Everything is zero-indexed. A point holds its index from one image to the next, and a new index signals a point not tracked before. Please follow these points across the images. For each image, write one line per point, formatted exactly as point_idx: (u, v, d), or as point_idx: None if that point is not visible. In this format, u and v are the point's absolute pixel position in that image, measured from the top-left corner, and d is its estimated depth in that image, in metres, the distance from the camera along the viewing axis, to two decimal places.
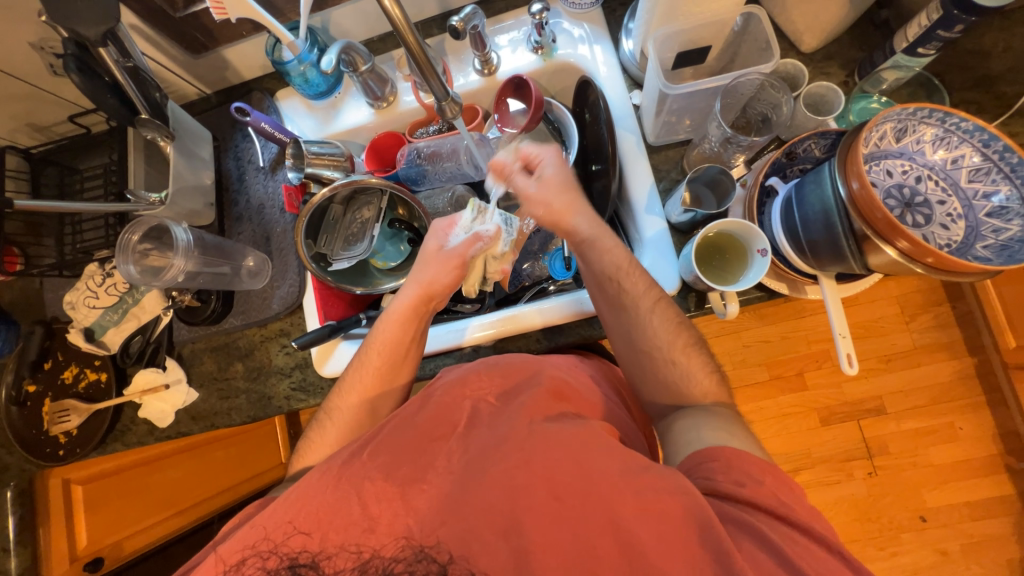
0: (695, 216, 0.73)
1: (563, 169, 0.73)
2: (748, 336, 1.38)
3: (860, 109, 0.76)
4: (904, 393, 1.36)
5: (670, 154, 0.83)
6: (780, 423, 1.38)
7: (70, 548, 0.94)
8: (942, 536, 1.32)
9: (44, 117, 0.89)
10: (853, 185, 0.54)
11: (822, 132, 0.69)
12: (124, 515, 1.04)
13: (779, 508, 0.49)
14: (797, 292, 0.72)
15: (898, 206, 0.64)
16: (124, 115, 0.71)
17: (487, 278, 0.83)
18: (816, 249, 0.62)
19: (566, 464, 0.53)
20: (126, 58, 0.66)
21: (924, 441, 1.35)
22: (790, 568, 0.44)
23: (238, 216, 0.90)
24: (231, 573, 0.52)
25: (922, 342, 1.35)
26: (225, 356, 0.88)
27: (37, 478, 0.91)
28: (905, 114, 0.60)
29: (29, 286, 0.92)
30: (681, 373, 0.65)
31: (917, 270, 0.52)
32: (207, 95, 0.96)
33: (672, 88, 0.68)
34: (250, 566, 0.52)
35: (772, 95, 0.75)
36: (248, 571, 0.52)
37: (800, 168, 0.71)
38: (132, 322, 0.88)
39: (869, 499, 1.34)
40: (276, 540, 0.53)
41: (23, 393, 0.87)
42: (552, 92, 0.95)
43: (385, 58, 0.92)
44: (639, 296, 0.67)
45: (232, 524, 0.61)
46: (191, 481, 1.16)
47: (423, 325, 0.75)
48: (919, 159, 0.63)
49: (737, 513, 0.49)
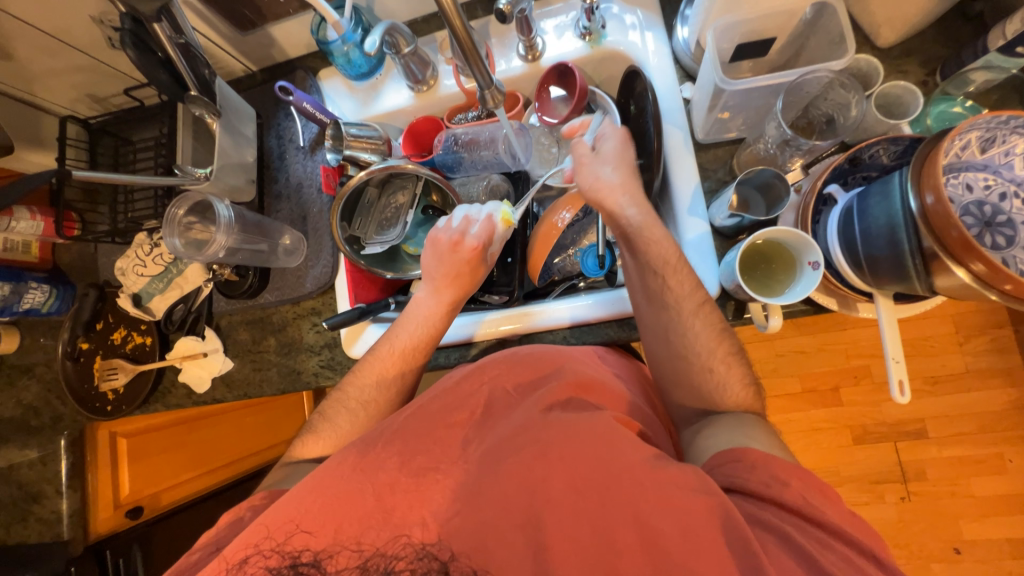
0: (741, 221, 0.70)
1: (624, 149, 0.72)
2: (783, 345, 1.32)
3: (939, 114, 0.69)
4: (949, 418, 1.27)
5: (719, 153, 0.78)
6: (810, 437, 1.32)
7: (114, 496, 1.01)
8: (976, 570, 1.25)
9: (103, 89, 0.93)
10: (927, 199, 0.49)
11: (893, 137, 0.63)
12: (164, 470, 1.12)
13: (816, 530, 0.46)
14: (848, 309, 0.67)
15: (976, 224, 0.57)
16: (175, 91, 0.72)
17: (542, 236, 0.87)
18: (875, 265, 0.57)
19: (588, 470, 0.51)
20: (179, 34, 0.67)
21: (967, 471, 1.26)
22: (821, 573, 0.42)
23: (278, 194, 0.92)
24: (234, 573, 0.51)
25: (977, 366, 1.26)
26: (260, 329, 0.91)
27: (87, 429, 0.97)
28: (995, 123, 0.53)
29: (85, 250, 0.98)
30: (720, 379, 0.63)
31: (990, 297, 0.47)
32: (253, 72, 0.97)
33: (729, 83, 0.63)
34: (251, 566, 0.51)
35: (840, 96, 0.69)
36: (249, 570, 0.51)
37: (864, 175, 0.65)
38: (175, 291, 0.91)
39: (899, 524, 1.28)
40: (278, 539, 0.52)
41: (77, 349, 0.93)
42: (598, 80, 0.91)
43: (427, 40, 0.91)
44: (683, 297, 0.65)
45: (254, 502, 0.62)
46: (224, 440, 1.24)
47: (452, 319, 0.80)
48: (1005, 172, 0.57)
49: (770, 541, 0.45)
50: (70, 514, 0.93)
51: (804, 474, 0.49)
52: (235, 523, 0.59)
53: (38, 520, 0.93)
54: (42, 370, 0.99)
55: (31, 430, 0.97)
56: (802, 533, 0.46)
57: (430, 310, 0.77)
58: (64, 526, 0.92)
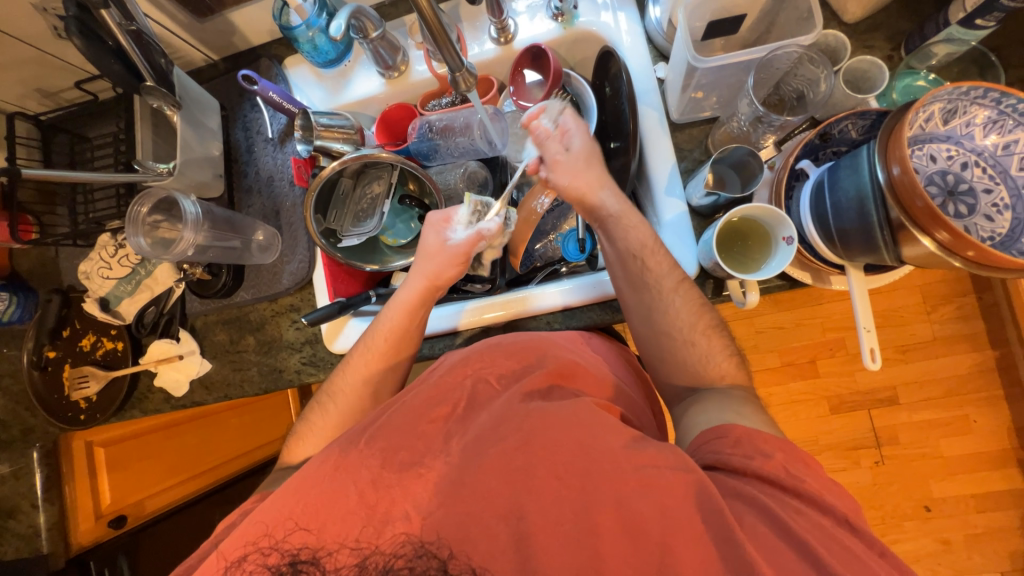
0: (718, 199, 0.70)
1: (591, 142, 0.72)
2: (762, 322, 1.36)
3: (904, 87, 0.71)
4: (917, 384, 1.33)
5: (694, 133, 0.79)
6: (790, 409, 1.36)
7: (95, 507, 0.98)
8: (947, 526, 1.32)
9: (52, 83, 0.87)
10: (894, 170, 0.50)
11: (862, 111, 0.64)
12: (146, 477, 1.09)
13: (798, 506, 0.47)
14: (821, 282, 0.69)
15: (939, 194, 0.60)
16: (129, 82, 0.68)
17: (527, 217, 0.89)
18: (846, 238, 0.59)
19: (574, 456, 0.52)
20: (129, 21, 0.64)
21: (936, 433, 1.33)
22: (801, 544, 0.43)
23: (248, 188, 0.89)
24: (233, 570, 0.51)
25: (943, 333, 1.31)
26: (237, 329, 0.89)
27: (61, 440, 0.94)
28: (957, 94, 0.55)
29: (45, 254, 0.93)
30: (699, 359, 0.64)
31: (955, 263, 0.49)
32: (215, 62, 0.93)
33: (701, 61, 0.63)
34: (251, 563, 0.51)
35: (810, 71, 0.70)
36: (249, 568, 0.51)
37: (834, 150, 0.66)
38: (146, 293, 0.88)
39: (875, 487, 1.34)
40: (277, 537, 0.52)
41: (44, 358, 0.89)
42: (572, 63, 0.90)
43: (396, 24, 0.88)
44: (662, 276, 0.66)
45: (242, 508, 0.61)
46: (207, 445, 1.21)
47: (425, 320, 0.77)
48: (966, 143, 0.58)
49: (755, 521, 0.46)
50: (49, 528, 0.90)
51: (789, 446, 0.51)
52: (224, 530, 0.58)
53: (14, 536, 0.90)
54: (7, 382, 0.94)
55: None
56: (783, 504, 0.47)
57: (407, 299, 0.75)
58: (43, 541, 0.90)
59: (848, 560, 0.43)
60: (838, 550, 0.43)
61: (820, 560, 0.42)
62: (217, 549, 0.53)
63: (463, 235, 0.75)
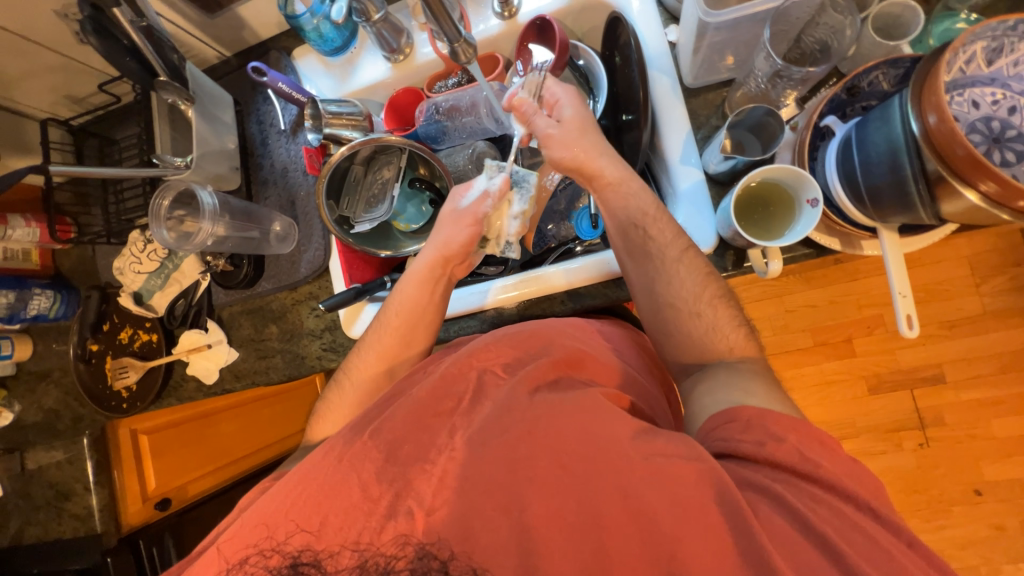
0: (737, 163, 0.66)
1: (582, 106, 0.69)
2: (792, 300, 1.30)
3: (942, 32, 0.65)
4: (967, 361, 1.24)
5: (710, 98, 0.76)
6: (824, 391, 1.30)
7: (141, 489, 1.05)
8: (999, 511, 1.24)
9: (79, 88, 0.91)
10: (930, 119, 0.46)
11: (894, 60, 0.60)
12: (184, 463, 1.15)
13: (818, 500, 0.44)
14: (851, 248, 0.65)
15: (983, 142, 0.53)
16: (143, 78, 0.70)
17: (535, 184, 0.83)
18: (878, 199, 0.54)
19: (578, 444, 0.51)
20: (140, 18, 0.65)
21: (986, 413, 1.24)
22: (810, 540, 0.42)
23: (264, 180, 0.91)
24: (236, 571, 0.53)
25: (995, 307, 1.22)
26: (260, 319, 0.91)
27: (108, 427, 1.00)
28: (1003, 29, 0.51)
29: (84, 254, 0.98)
30: (706, 335, 0.61)
31: (1002, 217, 0.45)
32: (228, 58, 0.95)
33: (713, 15, 0.60)
34: (251, 566, 0.53)
35: (834, 18, 0.65)
36: (250, 570, 0.53)
37: (863, 105, 0.62)
38: (175, 287, 0.92)
39: (919, 471, 1.27)
40: (278, 539, 0.53)
41: (87, 351, 0.94)
42: (580, 33, 0.88)
43: (399, 6, 0.87)
44: (666, 245, 0.64)
45: (251, 496, 0.63)
46: (243, 433, 1.27)
47: (439, 289, 0.76)
48: (1014, 85, 0.54)
49: (766, 516, 0.44)
50: (101, 508, 0.95)
51: (800, 427, 0.48)
52: (235, 517, 0.60)
53: (72, 515, 0.96)
54: (57, 375, 1.01)
55: (57, 433, 1.01)
56: (800, 493, 0.45)
57: (412, 269, 0.76)
58: (96, 520, 0.95)
59: (861, 552, 0.41)
60: (850, 543, 0.41)
61: (836, 553, 0.41)
62: (216, 545, 0.55)
63: (473, 196, 0.73)
